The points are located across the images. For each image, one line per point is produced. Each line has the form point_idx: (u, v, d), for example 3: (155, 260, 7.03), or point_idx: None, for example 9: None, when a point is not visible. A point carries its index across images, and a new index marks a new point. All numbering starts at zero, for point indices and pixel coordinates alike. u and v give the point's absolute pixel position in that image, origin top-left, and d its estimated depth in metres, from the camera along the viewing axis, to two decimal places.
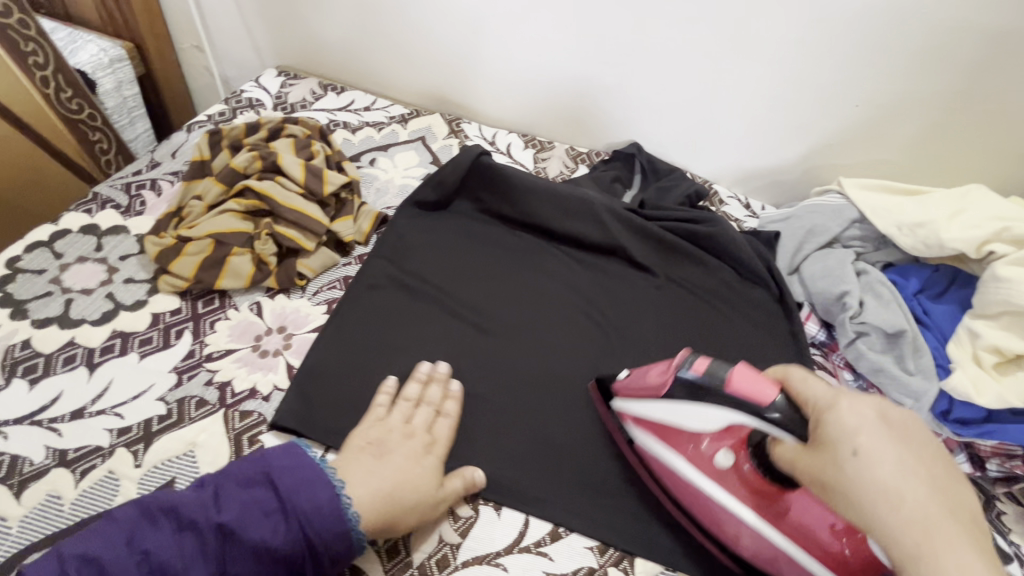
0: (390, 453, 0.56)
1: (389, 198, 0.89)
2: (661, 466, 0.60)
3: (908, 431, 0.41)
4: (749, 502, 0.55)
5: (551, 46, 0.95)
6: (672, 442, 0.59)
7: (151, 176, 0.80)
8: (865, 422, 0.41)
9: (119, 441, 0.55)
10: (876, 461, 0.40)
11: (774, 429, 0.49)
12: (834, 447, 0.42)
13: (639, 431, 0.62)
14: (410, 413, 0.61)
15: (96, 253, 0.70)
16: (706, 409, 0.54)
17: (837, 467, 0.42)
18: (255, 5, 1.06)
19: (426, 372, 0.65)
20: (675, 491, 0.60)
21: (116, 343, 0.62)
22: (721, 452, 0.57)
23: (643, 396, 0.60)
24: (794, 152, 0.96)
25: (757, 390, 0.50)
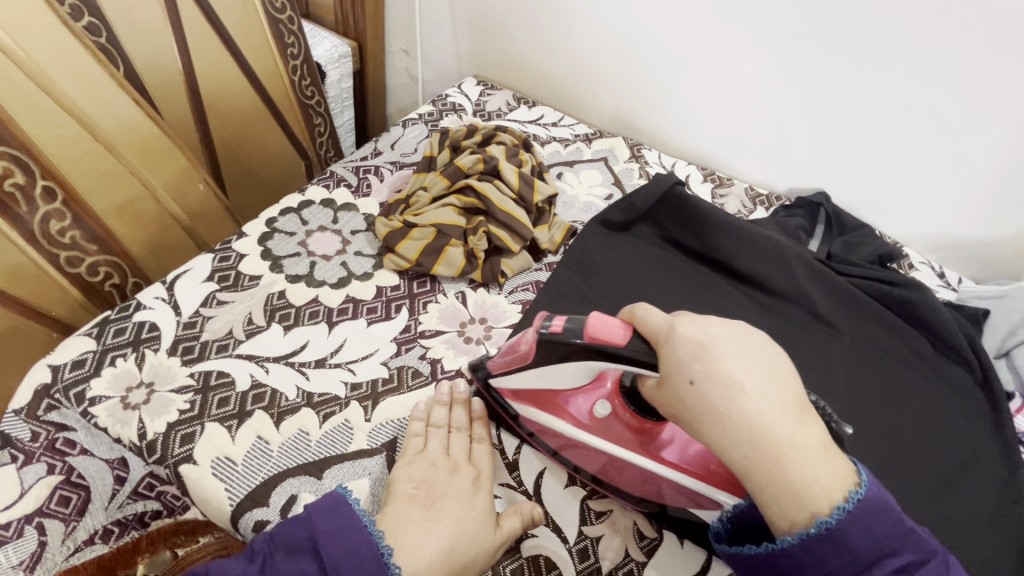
0: (441, 500, 0.52)
1: (575, 212, 0.93)
2: (546, 430, 0.60)
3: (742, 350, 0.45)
4: (633, 441, 0.56)
5: (756, 86, 0.94)
6: (548, 407, 0.60)
7: (375, 162, 0.90)
8: (695, 353, 0.45)
9: (353, 395, 0.62)
10: (710, 386, 0.44)
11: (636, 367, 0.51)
12: (675, 379, 0.46)
13: (519, 406, 0.61)
14: (449, 443, 0.58)
15: (333, 225, 0.79)
16: (571, 364, 0.54)
17: (679, 393, 0.46)
18: (468, 19, 1.15)
19: (447, 393, 0.63)
20: (562, 449, 0.60)
21: (350, 306, 0.70)
22: (593, 402, 0.58)
23: (515, 367, 0.58)
24: (1014, 226, 0.88)
25: (610, 332, 0.50)
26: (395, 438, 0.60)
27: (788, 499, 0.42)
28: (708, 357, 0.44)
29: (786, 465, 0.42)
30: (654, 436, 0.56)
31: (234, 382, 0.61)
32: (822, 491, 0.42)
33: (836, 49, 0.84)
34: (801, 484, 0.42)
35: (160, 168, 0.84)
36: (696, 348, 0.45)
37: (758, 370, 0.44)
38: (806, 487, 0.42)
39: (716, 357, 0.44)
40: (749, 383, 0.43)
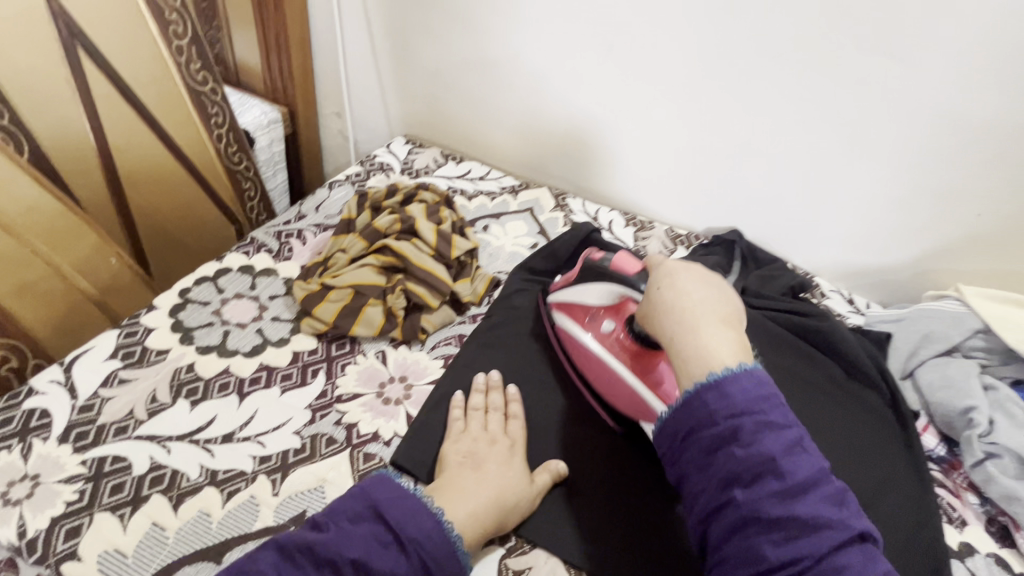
0: (485, 465, 0.61)
1: (500, 262, 0.95)
2: (568, 337, 0.73)
3: (711, 278, 0.56)
4: (629, 361, 0.66)
5: (663, 136, 1.01)
6: (577, 318, 0.73)
7: (298, 225, 0.90)
8: (670, 269, 0.56)
9: (261, 468, 0.60)
10: (669, 287, 0.54)
11: (631, 291, 0.65)
12: (649, 287, 0.57)
13: (558, 316, 0.76)
14: (484, 421, 0.66)
15: (251, 291, 0.79)
16: (590, 288, 0.70)
17: (647, 299, 0.57)
18: (395, 82, 1.21)
19: (483, 382, 0.70)
20: (575, 358, 0.73)
21: (263, 374, 0.69)
22: (609, 321, 0.69)
23: (565, 286, 0.76)
24: (907, 253, 0.94)
25: (626, 263, 0.66)
26: (303, 511, 0.58)
27: (691, 357, 0.50)
28: (680, 267, 0.57)
29: (695, 333, 0.50)
30: (647, 366, 0.66)
31: (130, 466, 0.58)
32: (718, 359, 0.49)
33: (726, 99, 0.92)
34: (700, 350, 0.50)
35: (68, 248, 0.84)
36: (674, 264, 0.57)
37: (708, 284, 0.55)
38: (704, 353, 0.50)
39: (684, 270, 0.56)
40: (698, 286, 0.54)
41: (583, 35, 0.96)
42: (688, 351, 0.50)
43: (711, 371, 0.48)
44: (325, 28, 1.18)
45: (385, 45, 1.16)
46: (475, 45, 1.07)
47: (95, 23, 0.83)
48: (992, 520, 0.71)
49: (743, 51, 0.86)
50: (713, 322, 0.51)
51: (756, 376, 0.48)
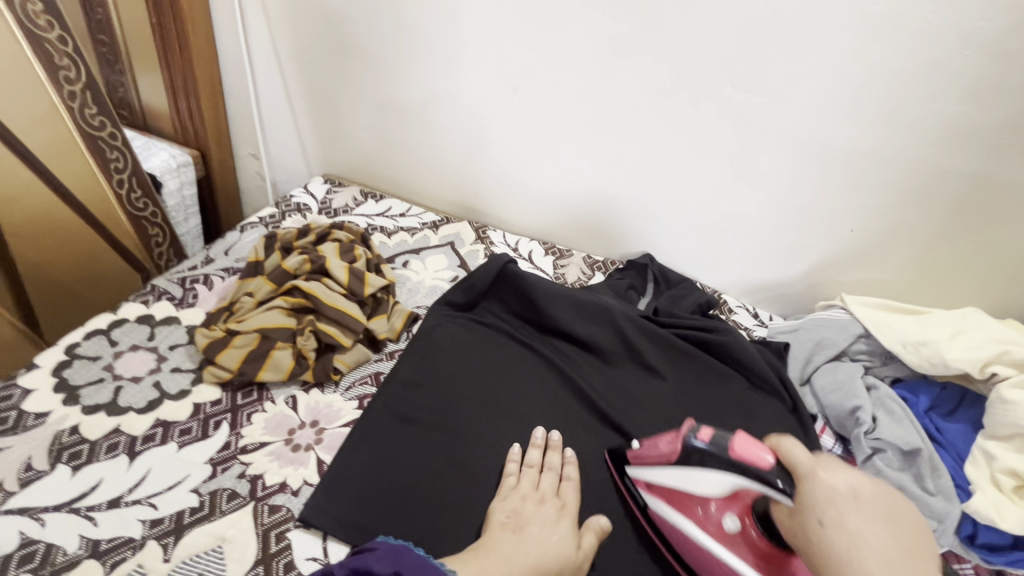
0: (526, 528, 0.59)
1: (420, 297, 0.95)
2: (671, 525, 0.63)
3: (881, 500, 0.48)
4: (759, 565, 0.57)
5: (570, 168, 1.06)
6: (683, 507, 0.62)
7: (205, 271, 0.87)
8: (832, 495, 0.48)
9: (150, 533, 0.56)
10: (837, 529, 0.47)
11: (766, 489, 0.53)
12: (805, 515, 0.49)
13: (652, 498, 0.65)
14: (536, 479, 0.66)
15: (149, 342, 0.75)
16: (700, 474, 0.58)
17: (806, 530, 0.49)
18: (310, 123, 1.21)
19: (541, 440, 0.71)
20: (680, 549, 0.63)
21: (158, 431, 0.65)
22: (727, 515, 0.59)
23: (656, 462, 0.64)
24: (798, 269, 1.02)
25: (754, 455, 0.54)
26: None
27: None
28: (852, 504, 0.47)
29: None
30: (781, 565, 0.56)
31: None
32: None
33: (622, 136, 0.98)
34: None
35: None
36: (843, 493, 0.48)
37: (884, 527, 0.46)
38: None
39: (854, 504, 0.47)
40: (881, 543, 0.46)
41: (489, 76, 1.01)
42: None
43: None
44: (234, 70, 1.17)
45: (296, 86, 1.16)
46: (387, 86, 1.10)
47: None
48: None
49: (629, 89, 0.93)
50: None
51: None
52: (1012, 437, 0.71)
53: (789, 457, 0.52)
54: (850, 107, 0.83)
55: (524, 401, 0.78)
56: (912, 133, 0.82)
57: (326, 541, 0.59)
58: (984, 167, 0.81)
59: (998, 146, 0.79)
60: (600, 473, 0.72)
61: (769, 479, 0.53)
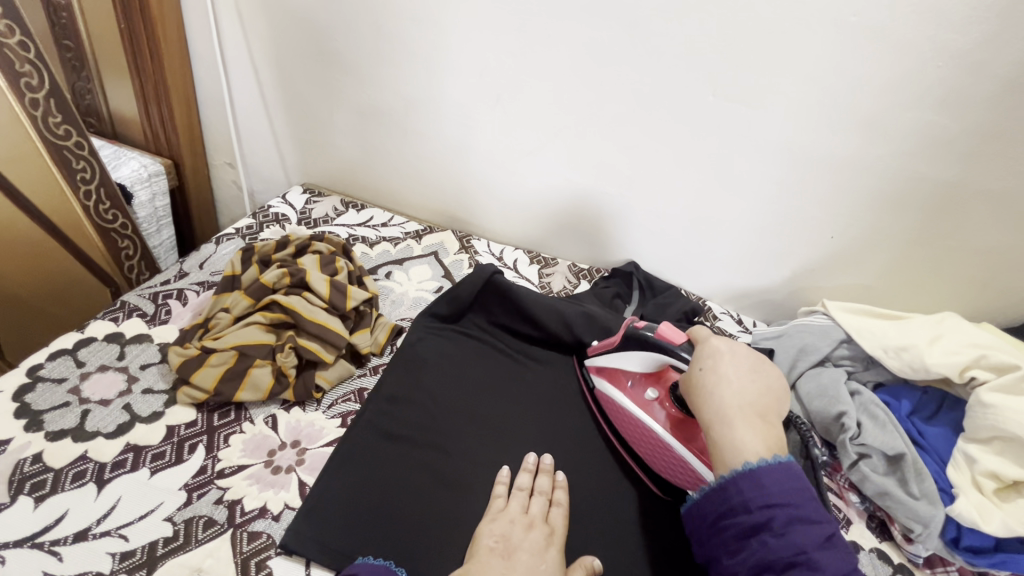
0: (516, 552, 0.56)
1: (404, 309, 0.93)
2: (607, 399, 0.75)
3: (751, 361, 0.61)
4: (671, 430, 0.68)
5: (555, 175, 1.05)
6: (618, 382, 0.74)
7: (178, 285, 0.84)
8: (714, 350, 0.62)
9: (121, 567, 0.54)
10: (710, 371, 0.61)
11: (675, 362, 0.68)
12: (693, 366, 0.63)
13: (597, 380, 0.77)
14: (527, 503, 0.63)
15: (118, 361, 0.72)
16: (633, 353, 0.72)
17: (692, 378, 0.63)
18: (289, 131, 1.18)
19: (533, 463, 0.68)
20: (614, 419, 0.74)
21: (129, 457, 0.62)
22: (649, 389, 0.72)
23: (600, 350, 0.78)
24: (781, 276, 1.03)
25: (670, 334, 0.69)
26: None
27: (726, 448, 0.55)
28: (724, 356, 0.62)
29: (729, 424, 0.56)
30: (687, 428, 0.67)
31: None
32: (751, 449, 0.54)
33: (606, 145, 0.98)
34: (727, 438, 0.55)
35: None
36: (718, 348, 0.63)
37: (745, 373, 0.60)
38: (738, 446, 0.54)
39: (730, 357, 0.62)
40: (739, 380, 0.59)
41: (472, 84, 1.00)
42: (723, 431, 0.56)
43: (748, 461, 0.53)
44: (208, 77, 1.14)
45: (273, 94, 1.14)
46: (367, 94, 1.08)
47: None
48: (872, 516, 0.76)
49: (611, 98, 0.93)
50: (745, 413, 0.57)
51: (788, 469, 0.52)
52: (992, 439, 0.72)
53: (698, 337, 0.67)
54: (828, 116, 0.84)
55: (511, 416, 0.76)
56: (888, 142, 0.84)
57: (309, 568, 0.57)
58: (958, 174, 0.83)
59: (970, 154, 0.81)
60: (591, 488, 0.70)
61: (677, 352, 0.67)
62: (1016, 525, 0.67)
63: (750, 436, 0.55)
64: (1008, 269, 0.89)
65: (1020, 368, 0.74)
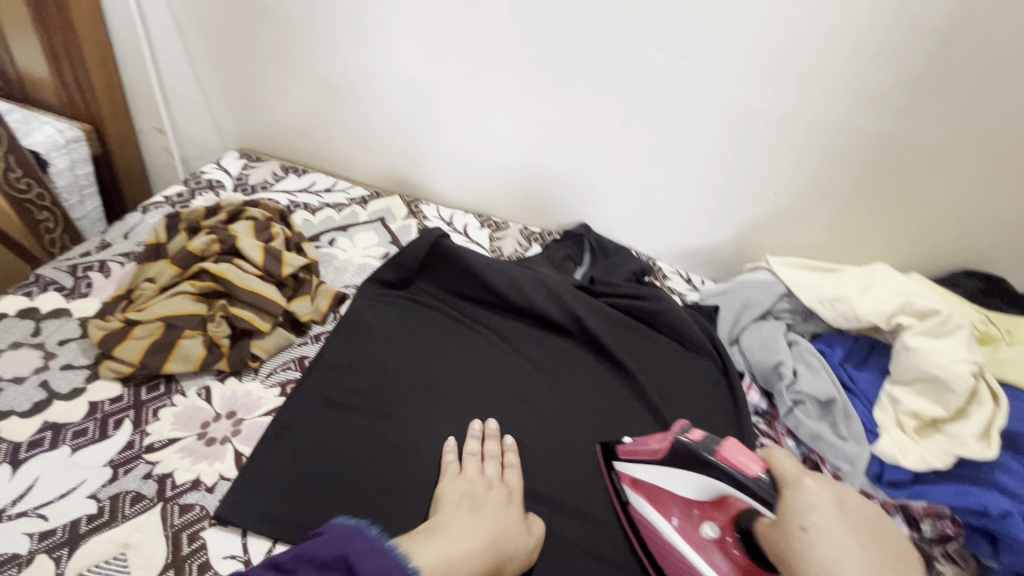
0: (484, 507, 0.58)
1: (348, 276, 0.91)
2: (648, 528, 0.63)
3: (861, 516, 0.50)
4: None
5: (502, 135, 1.03)
6: (661, 506, 0.63)
7: (99, 257, 0.79)
8: (817, 503, 0.50)
9: (40, 547, 0.52)
10: (819, 537, 0.48)
11: (749, 497, 0.55)
12: (787, 523, 0.50)
13: (634, 498, 0.65)
14: (481, 466, 0.64)
15: (33, 338, 0.67)
16: (687, 474, 0.60)
17: (787, 538, 0.50)
18: (220, 92, 1.11)
19: (480, 429, 0.69)
20: (654, 554, 0.62)
21: (47, 435, 0.59)
22: (705, 524, 0.61)
23: (640, 457, 0.65)
24: (727, 233, 1.04)
25: (738, 458, 0.56)
26: None
27: None
28: (835, 510, 0.50)
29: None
30: None
31: None
32: None
33: (552, 102, 0.96)
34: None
35: None
36: (826, 500, 0.51)
37: (867, 539, 0.48)
38: None
39: (837, 514, 0.50)
40: (860, 550, 0.48)
41: (413, 38, 0.95)
42: None
43: None
44: (125, 32, 1.06)
45: (199, 52, 1.06)
46: (301, 52, 1.02)
47: None
48: (806, 459, 0.78)
49: (555, 54, 0.91)
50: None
51: None
52: (914, 381, 0.76)
53: (778, 467, 0.54)
54: (770, 71, 0.84)
55: (458, 380, 0.75)
56: (826, 97, 0.85)
57: (245, 537, 0.56)
58: (893, 127, 0.85)
59: (902, 109, 0.83)
60: (537, 446, 0.71)
61: (752, 485, 0.54)
62: (934, 459, 0.71)
63: None
64: (937, 221, 0.93)
65: (941, 313, 0.78)
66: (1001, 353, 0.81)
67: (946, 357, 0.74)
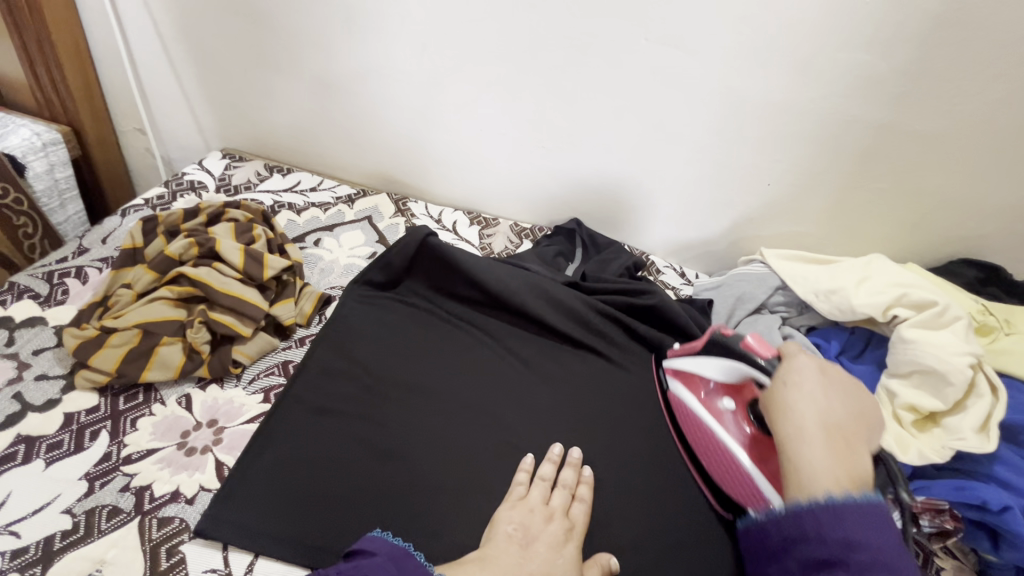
0: (534, 543, 0.56)
1: (334, 277, 0.89)
2: (679, 404, 0.70)
3: (835, 381, 0.59)
4: (745, 444, 0.63)
5: (490, 130, 1.01)
6: (693, 387, 0.69)
7: (76, 263, 0.77)
8: (803, 368, 0.59)
9: (11, 566, 0.50)
10: (794, 386, 0.58)
11: (762, 377, 0.62)
12: (773, 378, 0.60)
13: (670, 381, 0.72)
14: (548, 494, 0.62)
15: (6, 348, 0.66)
16: (713, 361, 0.66)
17: (770, 390, 0.60)
18: (201, 91, 1.08)
19: (559, 455, 0.67)
20: (684, 427, 0.70)
21: (20, 449, 0.57)
22: (730, 402, 0.66)
23: (682, 353, 0.71)
24: (721, 226, 1.03)
25: (762, 346, 0.63)
26: None
27: (801, 471, 0.52)
28: (815, 376, 0.59)
29: (808, 448, 0.53)
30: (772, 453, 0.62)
31: None
32: (832, 476, 0.51)
33: (541, 95, 0.94)
34: (801, 459, 0.53)
35: None
36: (810, 366, 0.59)
37: (834, 399, 0.57)
38: (813, 470, 0.52)
39: (817, 376, 0.59)
40: (824, 400, 0.57)
41: (396, 33, 0.93)
42: (798, 452, 0.54)
43: (829, 492, 0.50)
44: (101, 32, 1.03)
45: (179, 50, 1.03)
46: (283, 49, 0.99)
47: None
48: None
49: (543, 46, 0.89)
50: (831, 438, 0.54)
51: (876, 508, 0.49)
52: (911, 373, 0.75)
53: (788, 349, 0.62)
54: (762, 60, 0.82)
55: (446, 382, 0.74)
56: (818, 85, 0.83)
57: (226, 550, 0.54)
58: (888, 115, 0.83)
59: (896, 96, 0.81)
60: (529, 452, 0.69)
61: (766, 368, 0.62)
62: (932, 454, 0.69)
63: (828, 463, 0.52)
64: (934, 210, 0.91)
65: (937, 305, 0.76)
66: (999, 343, 0.80)
67: (944, 349, 0.72)
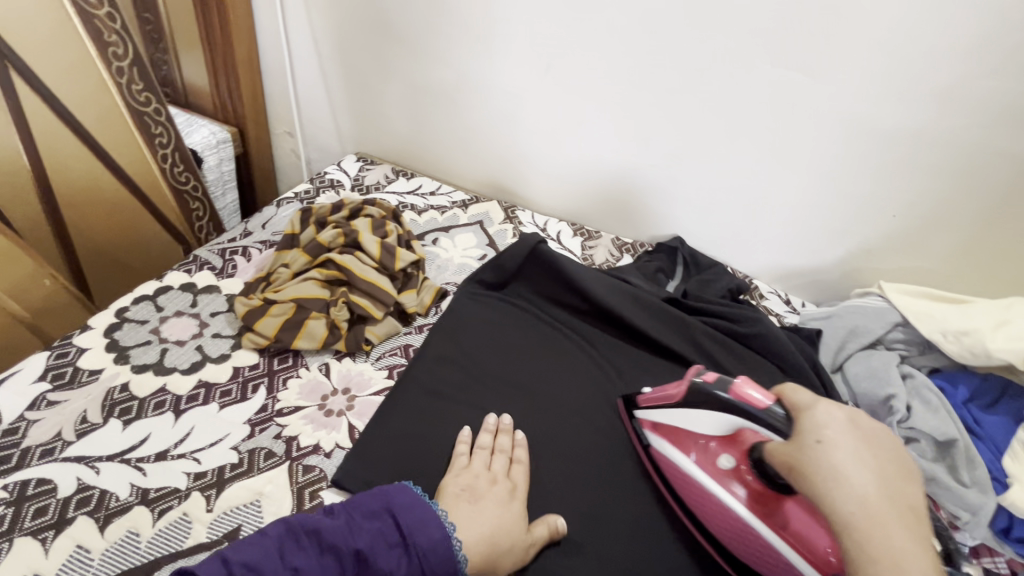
0: (483, 499, 0.60)
1: (449, 274, 0.97)
2: (669, 465, 0.66)
3: (870, 431, 0.50)
4: (749, 504, 0.60)
5: (602, 148, 1.05)
6: (680, 444, 0.66)
7: (243, 243, 0.90)
8: (832, 419, 0.50)
9: (194, 485, 0.60)
10: (835, 446, 0.48)
11: (762, 429, 0.56)
12: (801, 437, 0.50)
13: (654, 439, 0.69)
14: (489, 461, 0.65)
15: (191, 308, 0.79)
16: (702, 413, 0.62)
17: (802, 452, 0.50)
18: (345, 101, 1.22)
19: (494, 424, 0.70)
20: (677, 488, 0.65)
21: (201, 392, 0.69)
22: (723, 455, 0.63)
23: (660, 403, 0.67)
24: (835, 255, 0.99)
25: (750, 392, 0.57)
26: (238, 526, 0.58)
27: (881, 560, 0.43)
28: (847, 427, 0.50)
29: (892, 535, 0.44)
30: (775, 507, 0.59)
31: (56, 488, 0.58)
32: (916, 568, 0.42)
33: (655, 115, 0.97)
34: (892, 552, 0.43)
35: (27, 292, 0.88)
36: (840, 417, 0.50)
37: (879, 453, 0.49)
38: (896, 557, 0.43)
39: (850, 429, 0.50)
40: (868, 457, 0.48)
41: (522, 55, 1.00)
42: (869, 536, 0.44)
43: None
44: (272, 50, 1.20)
45: (331, 64, 1.18)
46: (420, 66, 1.10)
47: (34, 54, 0.86)
48: None
49: (662, 70, 0.92)
50: (894, 509, 0.45)
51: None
52: None
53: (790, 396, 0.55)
54: (898, 86, 0.80)
55: (546, 381, 0.78)
56: (960, 115, 0.79)
57: None
58: None
59: None
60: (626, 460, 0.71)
61: (765, 419, 0.55)
62: None
63: (903, 539, 0.44)
64: None
65: None
66: None
67: None
